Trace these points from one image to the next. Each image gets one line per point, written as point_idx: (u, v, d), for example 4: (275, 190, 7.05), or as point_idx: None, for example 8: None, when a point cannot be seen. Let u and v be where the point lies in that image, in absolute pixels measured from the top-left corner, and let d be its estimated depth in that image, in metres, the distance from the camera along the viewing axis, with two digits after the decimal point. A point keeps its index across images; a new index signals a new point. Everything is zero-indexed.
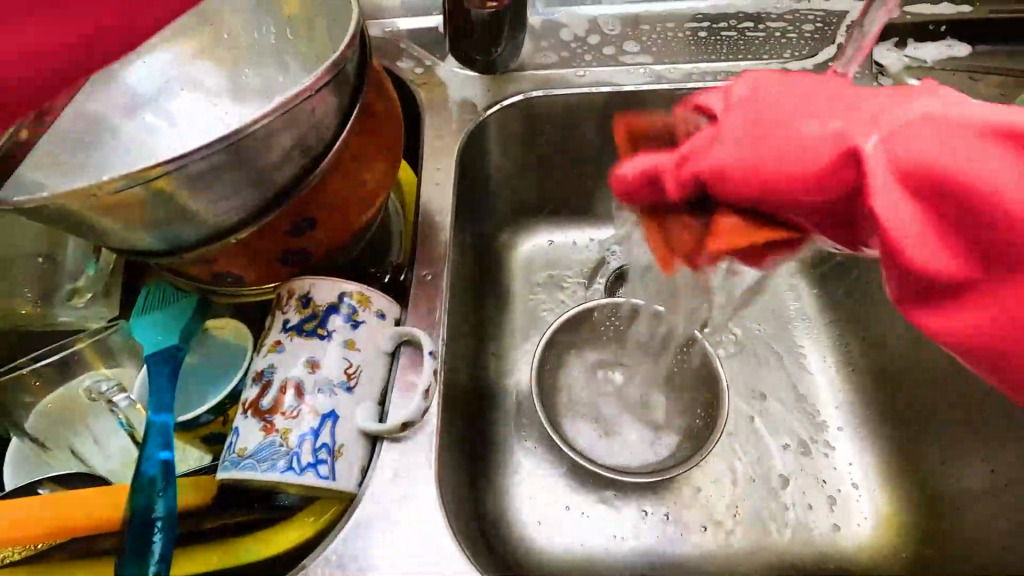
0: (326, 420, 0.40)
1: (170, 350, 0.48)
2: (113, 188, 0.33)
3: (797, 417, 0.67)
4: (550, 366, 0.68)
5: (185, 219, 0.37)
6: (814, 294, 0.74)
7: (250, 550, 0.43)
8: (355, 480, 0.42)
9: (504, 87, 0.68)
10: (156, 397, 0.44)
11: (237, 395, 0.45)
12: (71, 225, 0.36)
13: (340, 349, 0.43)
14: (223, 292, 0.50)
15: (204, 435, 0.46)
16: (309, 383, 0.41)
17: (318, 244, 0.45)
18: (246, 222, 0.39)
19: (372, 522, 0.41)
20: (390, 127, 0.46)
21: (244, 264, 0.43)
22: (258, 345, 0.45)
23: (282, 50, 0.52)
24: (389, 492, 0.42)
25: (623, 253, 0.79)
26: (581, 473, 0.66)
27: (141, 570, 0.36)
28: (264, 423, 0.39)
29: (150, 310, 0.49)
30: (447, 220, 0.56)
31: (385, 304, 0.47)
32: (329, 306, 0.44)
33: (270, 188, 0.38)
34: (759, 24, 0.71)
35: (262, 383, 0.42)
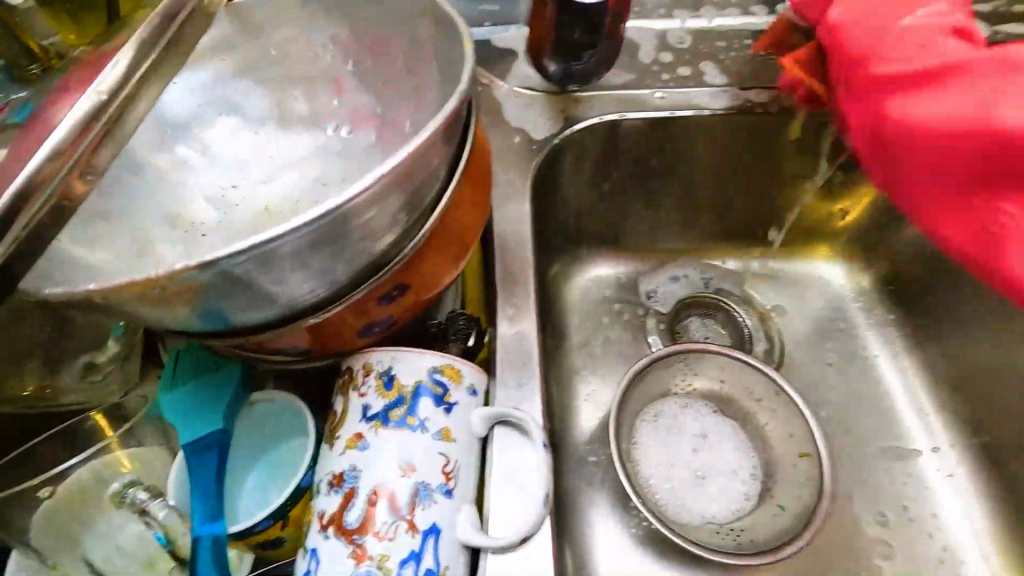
0: (428, 537, 0.33)
1: (213, 436, 0.39)
2: (177, 282, 0.27)
3: (894, 468, 0.65)
4: (626, 419, 0.61)
5: (262, 301, 0.31)
6: (897, 334, 0.71)
7: None
8: None
9: (573, 109, 0.60)
10: (202, 500, 0.36)
11: (299, 495, 0.37)
12: (116, 310, 0.29)
13: (435, 442, 0.35)
14: (274, 361, 0.41)
15: (258, 542, 0.38)
16: (404, 493, 0.33)
17: (402, 312, 0.37)
18: (331, 300, 0.34)
19: None
20: (485, 172, 0.39)
21: (321, 343, 0.37)
22: (329, 436, 0.37)
23: (340, 72, 0.44)
24: None
25: (685, 284, 0.75)
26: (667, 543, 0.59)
27: None
28: (354, 547, 0.32)
29: (182, 385, 0.41)
30: (528, 266, 0.49)
31: (477, 377, 0.39)
32: (416, 388, 0.37)
33: (370, 257, 0.32)
34: None
35: (344, 492, 0.34)
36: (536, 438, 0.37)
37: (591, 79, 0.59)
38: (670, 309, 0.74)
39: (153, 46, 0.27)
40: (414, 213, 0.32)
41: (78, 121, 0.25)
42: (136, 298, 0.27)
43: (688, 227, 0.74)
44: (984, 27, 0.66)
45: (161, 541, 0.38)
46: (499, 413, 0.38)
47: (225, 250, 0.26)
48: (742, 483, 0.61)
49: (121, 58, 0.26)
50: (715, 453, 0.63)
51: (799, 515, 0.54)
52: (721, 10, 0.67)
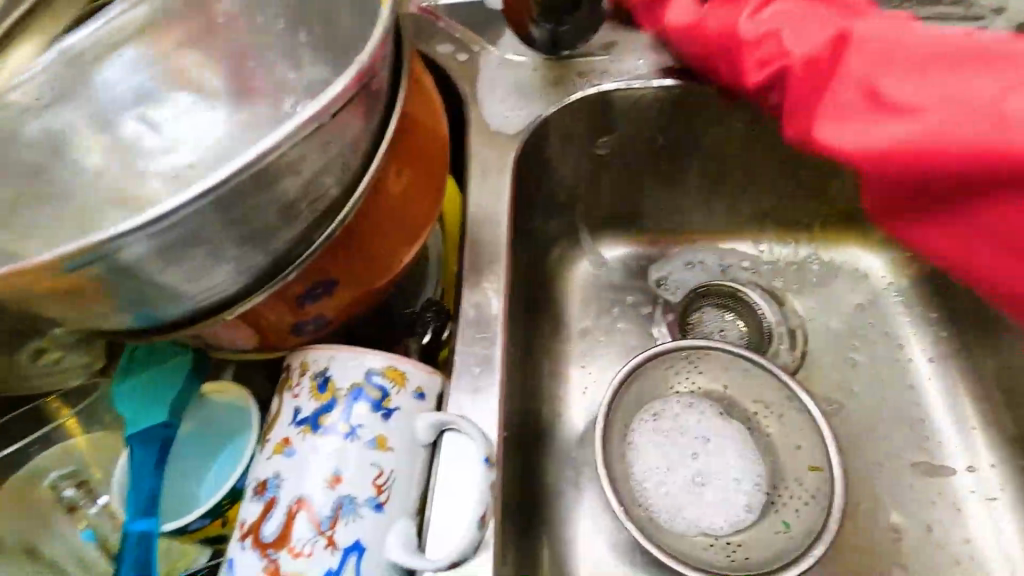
0: (352, 554, 0.31)
1: (156, 428, 0.38)
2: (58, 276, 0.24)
3: (922, 487, 0.57)
4: (619, 418, 0.57)
5: (168, 298, 0.28)
6: (941, 337, 0.63)
7: None
8: None
9: (569, 78, 0.55)
10: (137, 495, 0.36)
11: (237, 494, 0.36)
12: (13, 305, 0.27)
13: (366, 451, 0.33)
14: (219, 351, 0.39)
15: (200, 538, 0.37)
16: (326, 507, 0.31)
17: (340, 305, 0.34)
18: (246, 294, 0.30)
19: None
20: (433, 150, 0.35)
21: (253, 337, 0.34)
22: (262, 438, 0.35)
23: (294, 42, 0.41)
24: None
25: (698, 272, 0.69)
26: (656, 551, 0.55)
27: None
28: (270, 562, 0.30)
29: (132, 375, 0.40)
30: (501, 254, 0.44)
31: (423, 379, 0.36)
32: (351, 391, 0.34)
33: (282, 248, 0.29)
34: None
35: (266, 501, 0.32)
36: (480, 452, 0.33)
37: (574, 46, 0.53)
38: (681, 299, 0.67)
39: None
40: (334, 199, 0.29)
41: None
42: (21, 294, 0.25)
43: (705, 209, 0.67)
44: None
45: (88, 537, 0.39)
46: (442, 421, 0.34)
47: (97, 239, 0.23)
48: (745, 493, 0.56)
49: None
50: (717, 459, 0.58)
51: (802, 535, 0.49)
52: None
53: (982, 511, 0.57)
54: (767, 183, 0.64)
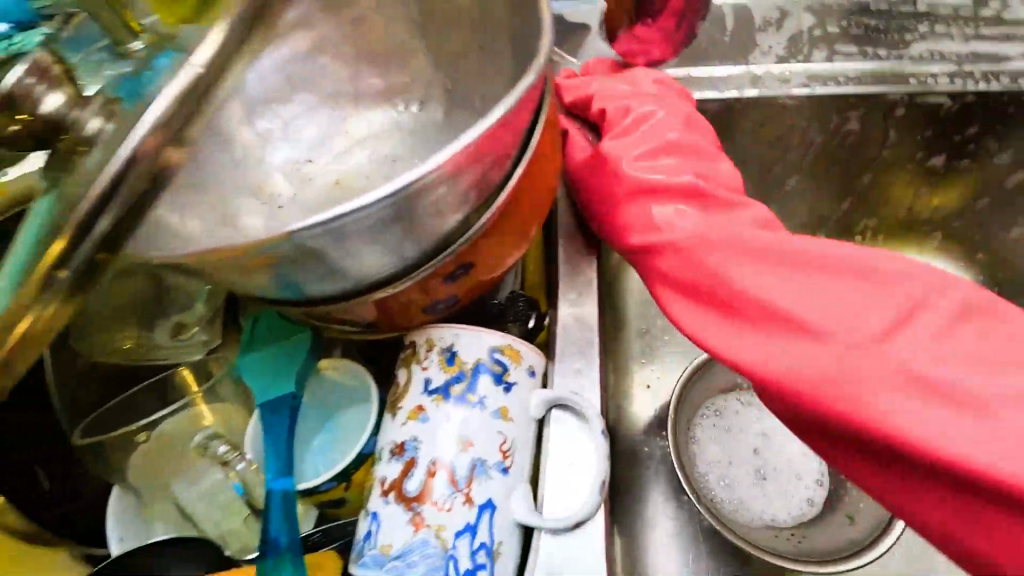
0: (483, 512, 0.34)
1: (284, 399, 0.42)
2: (258, 251, 0.28)
3: None
4: (685, 413, 0.59)
5: (332, 275, 0.32)
6: None
7: None
8: None
9: None
10: (275, 458, 0.39)
11: (363, 460, 0.39)
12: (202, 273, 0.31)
13: (493, 420, 0.36)
14: (340, 330, 0.43)
15: (320, 502, 0.40)
16: (463, 467, 0.34)
17: (466, 289, 0.38)
18: (398, 277, 0.34)
19: None
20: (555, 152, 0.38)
21: (387, 317, 0.38)
22: (392, 406, 0.38)
23: (413, 49, 0.44)
24: None
25: None
26: (721, 543, 0.57)
27: None
28: (412, 515, 0.34)
29: (258, 350, 0.43)
30: (593, 249, 0.47)
31: (537, 359, 0.39)
32: (475, 366, 0.37)
33: (438, 232, 0.32)
34: (956, 16, 0.58)
35: (405, 460, 0.35)
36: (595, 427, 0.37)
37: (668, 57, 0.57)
38: None
39: (232, 32, 0.27)
40: (484, 191, 0.32)
41: (168, 103, 0.25)
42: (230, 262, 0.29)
43: None
44: None
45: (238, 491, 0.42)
46: (558, 397, 0.37)
47: (302, 223, 0.26)
48: (803, 486, 0.58)
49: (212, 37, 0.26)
50: (777, 455, 0.60)
51: (869, 525, 0.52)
52: None
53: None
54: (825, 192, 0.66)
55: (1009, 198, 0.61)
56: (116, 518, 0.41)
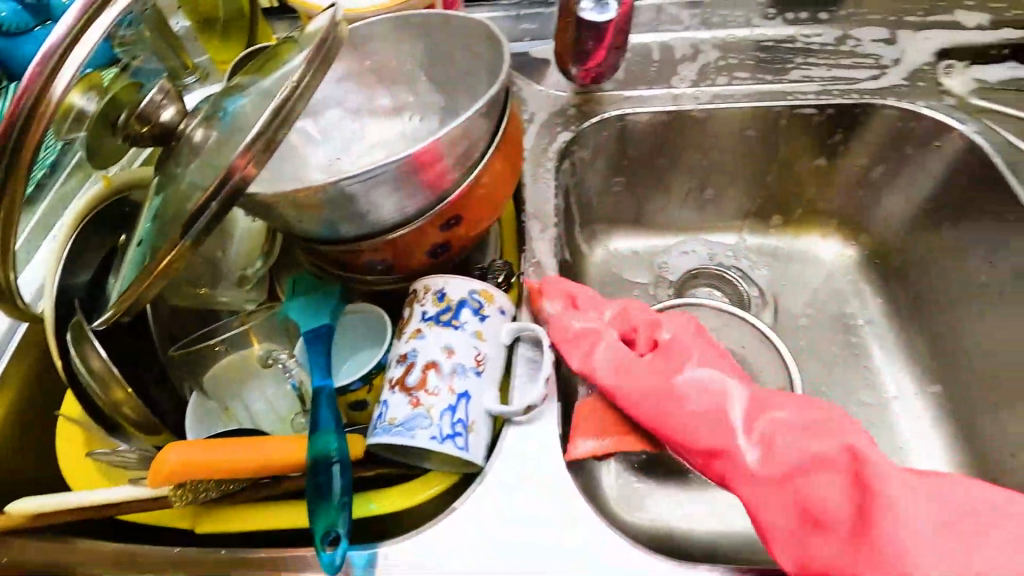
0: (462, 399, 0.46)
1: (321, 327, 0.56)
2: (313, 196, 0.44)
3: (869, 414, 0.73)
4: None
5: (359, 219, 0.48)
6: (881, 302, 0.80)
7: (371, 507, 0.50)
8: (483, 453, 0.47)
9: (592, 106, 0.75)
10: (317, 364, 0.53)
11: (382, 367, 0.54)
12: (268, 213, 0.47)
13: (471, 338, 0.49)
14: (362, 280, 0.58)
15: (349, 402, 0.54)
16: (447, 367, 0.47)
17: (453, 240, 0.53)
18: (405, 224, 0.50)
19: (508, 479, 0.48)
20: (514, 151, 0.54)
21: (397, 260, 0.53)
22: (398, 333, 0.52)
23: (413, 77, 0.61)
24: (531, 455, 0.49)
25: (690, 258, 0.88)
26: (663, 461, 0.71)
27: (331, 501, 0.45)
28: (410, 398, 0.46)
29: (299, 295, 0.58)
30: (551, 222, 0.63)
31: (506, 302, 0.53)
32: (460, 301, 0.51)
33: (434, 191, 0.48)
34: (821, 51, 0.77)
35: (406, 364, 0.48)
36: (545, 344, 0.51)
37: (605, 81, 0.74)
38: (678, 278, 0.86)
39: (307, 80, 0.42)
40: (469, 165, 0.48)
41: (267, 123, 0.41)
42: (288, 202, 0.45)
43: (694, 206, 0.86)
44: (949, 35, 0.76)
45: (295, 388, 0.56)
46: (521, 327, 0.52)
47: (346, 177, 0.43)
48: None
49: (293, 81, 0.42)
50: None
51: None
52: (723, 25, 0.80)
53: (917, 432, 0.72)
54: (740, 187, 0.84)
55: (875, 186, 0.79)
56: (193, 414, 0.55)
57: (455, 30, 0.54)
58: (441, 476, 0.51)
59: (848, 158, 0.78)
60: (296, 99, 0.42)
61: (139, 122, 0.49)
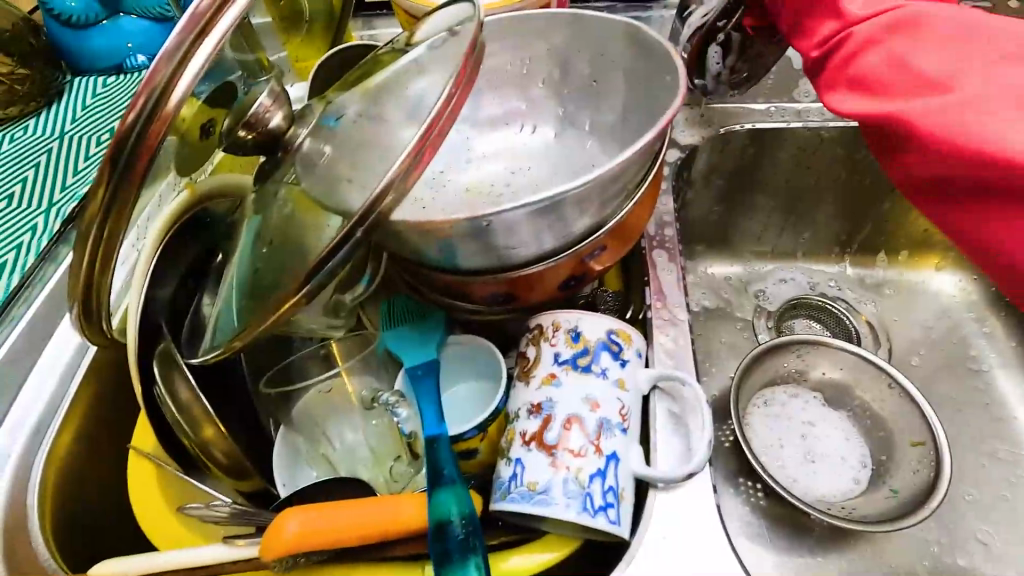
0: (610, 462, 0.40)
1: (428, 364, 0.49)
2: (454, 220, 0.38)
3: (1008, 472, 0.66)
4: (742, 400, 0.67)
5: (492, 248, 0.41)
6: (1011, 345, 0.73)
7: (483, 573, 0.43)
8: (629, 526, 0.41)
9: (706, 121, 0.68)
10: (428, 408, 0.46)
11: (500, 413, 0.46)
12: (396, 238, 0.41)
13: (614, 388, 0.43)
14: (472, 311, 0.51)
15: (459, 451, 0.47)
16: (592, 423, 0.41)
17: (587, 274, 0.46)
18: (546, 255, 0.43)
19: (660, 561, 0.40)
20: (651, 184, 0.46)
21: (523, 293, 0.46)
22: (522, 376, 0.45)
23: (531, 83, 0.54)
24: (685, 533, 0.41)
25: (790, 287, 0.81)
26: (779, 516, 0.64)
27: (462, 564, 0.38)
28: (553, 459, 0.39)
29: (399, 326, 0.52)
30: (676, 248, 0.56)
31: (643, 344, 0.47)
32: (598, 343, 0.44)
33: (585, 220, 0.41)
34: None
35: (542, 416, 0.41)
36: (696, 396, 0.44)
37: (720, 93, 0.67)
38: (777, 308, 0.79)
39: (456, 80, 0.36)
40: (623, 188, 0.41)
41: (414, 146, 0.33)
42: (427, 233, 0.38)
43: (799, 231, 0.79)
44: None
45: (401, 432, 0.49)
46: (665, 374, 0.45)
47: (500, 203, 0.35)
48: (848, 466, 0.65)
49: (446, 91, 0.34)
50: (823, 441, 0.67)
51: (912, 495, 0.58)
52: None
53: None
54: (853, 212, 0.76)
55: None
56: (281, 457, 0.48)
57: (594, 31, 0.48)
58: (557, 540, 0.44)
59: None
60: (450, 115, 0.34)
61: (244, 129, 0.43)
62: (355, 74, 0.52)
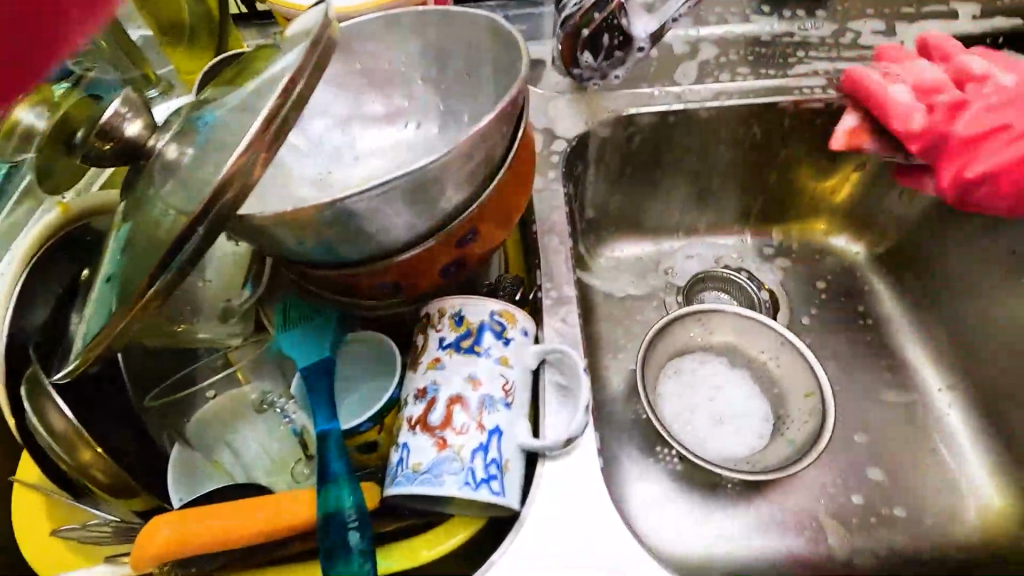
0: (492, 435, 0.41)
1: (321, 363, 0.50)
2: (314, 211, 0.38)
3: (895, 413, 0.71)
4: (651, 371, 0.70)
5: (359, 237, 0.42)
6: (894, 297, 0.78)
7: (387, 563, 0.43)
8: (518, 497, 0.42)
9: (594, 107, 0.71)
10: (319, 406, 0.47)
11: (393, 403, 0.47)
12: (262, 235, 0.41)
13: (497, 365, 0.44)
14: (365, 306, 0.52)
15: (357, 445, 0.48)
16: (475, 401, 0.42)
17: (465, 258, 0.48)
18: (418, 241, 0.44)
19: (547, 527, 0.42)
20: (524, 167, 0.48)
21: (406, 282, 0.47)
22: (412, 364, 0.46)
23: (409, 80, 0.56)
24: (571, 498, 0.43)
25: (696, 262, 0.84)
26: (691, 478, 0.67)
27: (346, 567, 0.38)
28: (436, 439, 0.41)
29: (293, 328, 0.52)
30: (565, 232, 0.58)
31: (529, 321, 0.48)
32: (481, 324, 0.46)
33: (450, 205, 0.42)
34: (823, 47, 0.75)
35: (427, 400, 0.43)
36: (577, 366, 0.46)
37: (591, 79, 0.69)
38: (686, 283, 0.83)
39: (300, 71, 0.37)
40: (484, 171, 0.43)
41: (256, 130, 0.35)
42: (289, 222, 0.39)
43: (699, 207, 0.83)
44: (944, 24, 0.75)
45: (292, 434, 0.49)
46: (549, 348, 0.47)
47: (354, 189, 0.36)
48: (753, 423, 0.69)
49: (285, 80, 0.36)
50: (730, 402, 0.71)
51: (804, 444, 0.62)
52: (720, 22, 0.78)
53: (946, 432, 0.69)
54: (745, 186, 0.81)
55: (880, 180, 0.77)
56: (175, 475, 0.47)
57: (461, 26, 0.50)
58: (460, 523, 0.45)
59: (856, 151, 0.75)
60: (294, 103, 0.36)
61: (99, 139, 0.42)
62: (232, 72, 0.52)
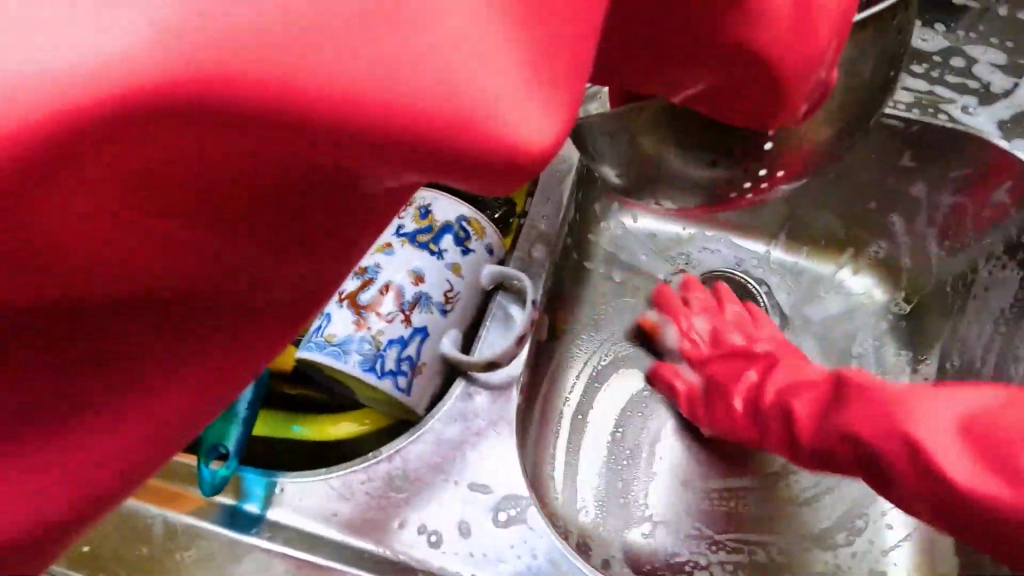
0: (417, 333, 0.45)
1: None
2: None
3: None
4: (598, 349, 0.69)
5: None
6: (896, 353, 0.72)
7: (298, 430, 0.50)
8: (423, 402, 0.47)
9: None
10: None
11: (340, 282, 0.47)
12: None
13: (446, 271, 0.47)
14: None
15: None
16: (411, 294, 0.45)
17: None
18: None
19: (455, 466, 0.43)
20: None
21: None
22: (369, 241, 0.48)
23: None
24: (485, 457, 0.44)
25: (707, 257, 0.79)
26: (622, 456, 0.65)
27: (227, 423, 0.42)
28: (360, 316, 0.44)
29: None
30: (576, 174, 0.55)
31: (495, 241, 0.50)
32: (445, 226, 0.47)
33: None
34: (926, 61, 0.66)
35: (365, 279, 0.45)
36: (528, 298, 0.47)
37: None
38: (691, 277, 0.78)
39: None
40: None
41: None
42: None
43: None
44: None
45: None
46: (505, 273, 0.48)
47: None
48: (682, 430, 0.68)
49: None
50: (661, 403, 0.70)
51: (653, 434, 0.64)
52: None
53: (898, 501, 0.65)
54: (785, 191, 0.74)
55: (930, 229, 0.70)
56: None
57: None
58: (365, 415, 0.50)
59: (919, 196, 0.69)
60: None
61: None
62: None
